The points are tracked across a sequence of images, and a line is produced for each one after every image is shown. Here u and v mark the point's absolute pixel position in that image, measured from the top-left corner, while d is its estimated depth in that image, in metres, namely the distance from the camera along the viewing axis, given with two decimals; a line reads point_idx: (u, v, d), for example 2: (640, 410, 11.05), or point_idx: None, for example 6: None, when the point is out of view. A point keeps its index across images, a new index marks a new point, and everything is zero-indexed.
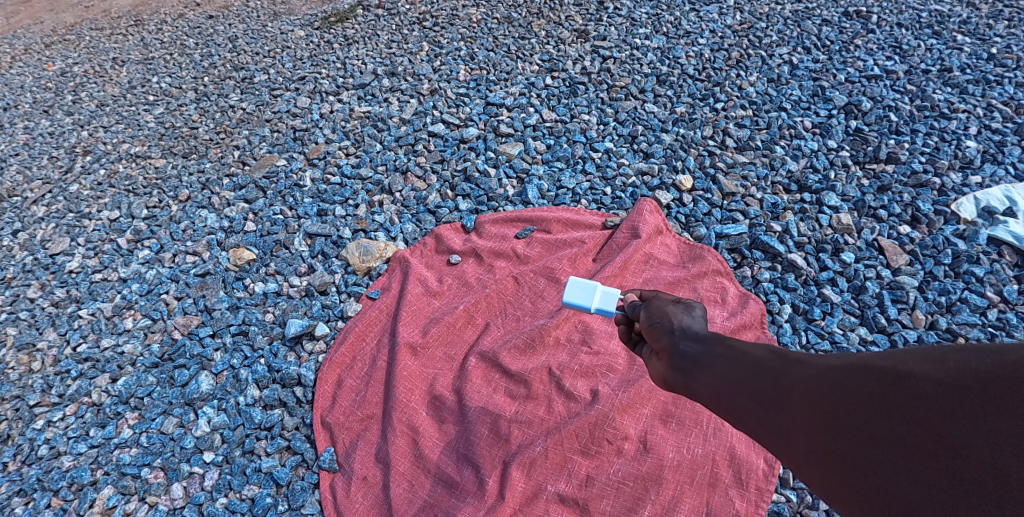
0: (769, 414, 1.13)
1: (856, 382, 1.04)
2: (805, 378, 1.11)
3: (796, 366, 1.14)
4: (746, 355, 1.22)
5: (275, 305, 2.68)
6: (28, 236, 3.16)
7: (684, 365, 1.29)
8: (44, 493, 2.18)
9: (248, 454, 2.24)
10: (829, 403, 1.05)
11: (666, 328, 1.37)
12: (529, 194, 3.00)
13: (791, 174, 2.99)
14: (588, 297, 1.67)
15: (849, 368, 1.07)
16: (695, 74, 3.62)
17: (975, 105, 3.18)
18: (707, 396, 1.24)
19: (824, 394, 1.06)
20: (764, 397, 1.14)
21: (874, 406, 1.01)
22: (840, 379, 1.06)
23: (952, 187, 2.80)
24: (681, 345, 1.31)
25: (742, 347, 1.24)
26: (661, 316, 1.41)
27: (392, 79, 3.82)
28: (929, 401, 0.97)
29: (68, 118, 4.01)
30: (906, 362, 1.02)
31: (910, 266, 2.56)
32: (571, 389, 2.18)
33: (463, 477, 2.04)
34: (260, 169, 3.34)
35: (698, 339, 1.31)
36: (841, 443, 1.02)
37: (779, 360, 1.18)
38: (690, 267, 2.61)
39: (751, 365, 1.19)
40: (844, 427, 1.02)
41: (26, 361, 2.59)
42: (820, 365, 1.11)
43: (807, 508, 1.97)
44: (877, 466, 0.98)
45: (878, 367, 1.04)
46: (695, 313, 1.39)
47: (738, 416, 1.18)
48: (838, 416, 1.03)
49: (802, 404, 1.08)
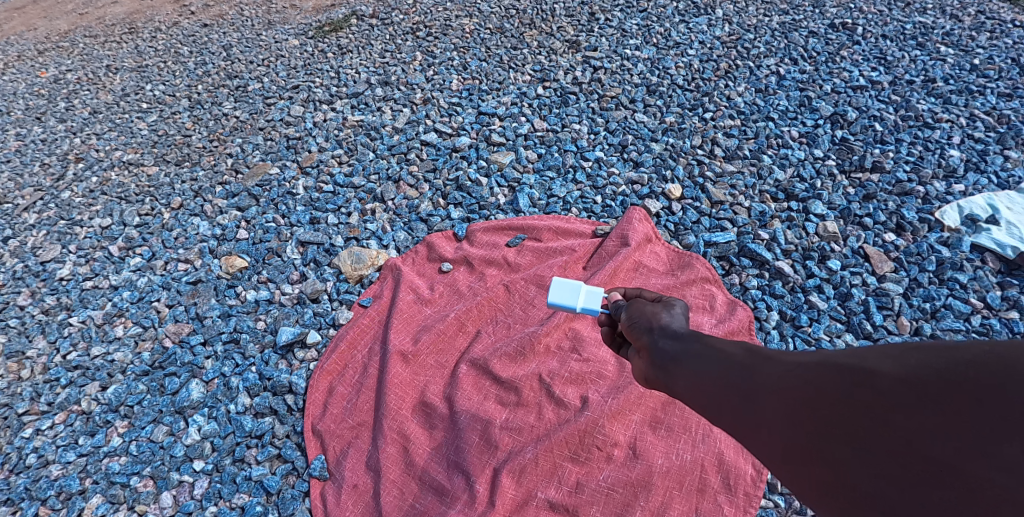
0: (743, 412, 1.13)
1: (823, 379, 1.05)
2: (776, 375, 1.12)
3: (767, 363, 1.15)
4: (720, 352, 1.24)
5: (266, 312, 2.69)
6: (19, 243, 3.15)
7: (662, 362, 1.31)
8: (32, 502, 2.17)
9: (238, 462, 2.24)
10: (799, 400, 1.06)
11: (646, 326, 1.41)
12: (521, 202, 3.03)
13: (778, 183, 3.03)
14: (574, 297, 1.68)
15: (816, 365, 1.08)
16: (685, 84, 3.67)
17: (958, 115, 3.24)
18: (682, 393, 1.26)
19: (793, 393, 1.07)
20: (738, 392, 1.15)
21: (840, 403, 1.02)
22: (808, 376, 1.07)
23: (936, 195, 2.85)
24: (660, 343, 1.34)
25: (718, 344, 1.26)
26: (641, 315, 1.45)
27: (385, 88, 3.85)
28: (892, 397, 0.97)
29: (60, 125, 4.01)
30: (869, 359, 1.03)
31: (895, 273, 2.60)
32: (562, 397, 2.20)
33: (453, 485, 2.05)
34: (253, 177, 3.35)
35: (676, 337, 1.33)
36: (811, 440, 1.03)
37: (752, 356, 1.19)
38: (679, 274, 2.64)
39: (725, 361, 1.21)
40: (813, 425, 1.03)
41: (15, 369, 2.57)
42: (789, 363, 1.12)
43: (795, 513, 2.00)
44: (845, 463, 0.99)
45: (844, 364, 1.05)
46: (674, 311, 1.43)
47: (714, 413, 1.20)
48: (808, 413, 1.04)
49: (774, 402, 1.09)
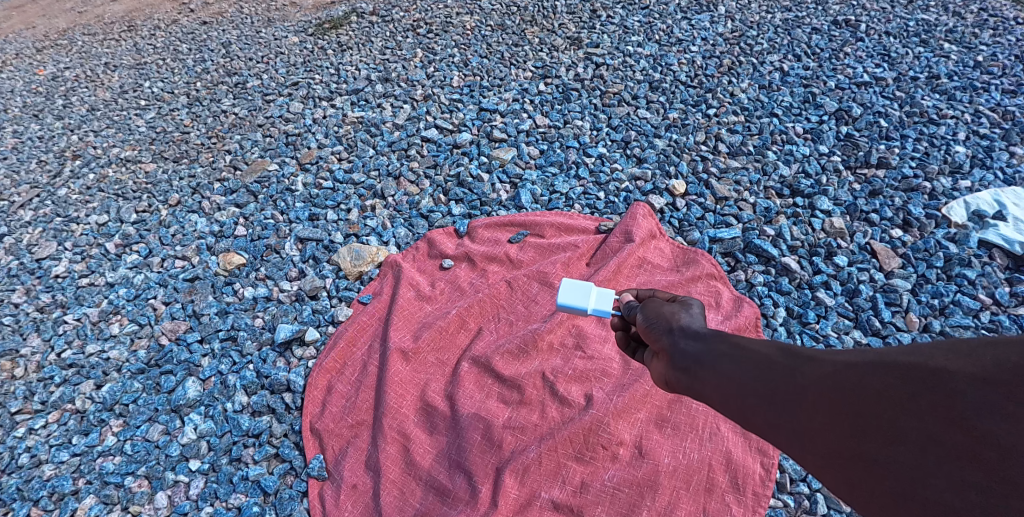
0: (784, 415, 1.08)
1: (880, 381, 1.00)
2: (820, 377, 1.06)
3: (811, 363, 1.09)
4: (751, 353, 1.18)
5: (264, 310, 2.64)
6: (14, 241, 3.11)
7: (685, 365, 1.25)
8: (23, 503, 2.12)
9: (235, 462, 2.19)
10: (851, 402, 1.01)
11: (665, 328, 1.35)
12: (523, 198, 2.99)
13: (783, 179, 2.99)
14: (584, 298, 1.65)
15: (872, 365, 1.02)
16: (688, 80, 3.63)
17: (963, 111, 3.20)
18: (711, 397, 1.20)
19: (845, 393, 1.02)
20: (776, 395, 1.10)
21: (898, 404, 0.97)
22: (863, 377, 1.02)
23: (942, 191, 2.81)
24: (682, 344, 1.28)
25: (746, 343, 1.20)
26: (658, 317, 1.39)
27: (385, 85, 3.81)
28: (961, 400, 0.93)
29: (58, 122, 3.97)
30: (935, 358, 0.98)
31: (902, 270, 2.56)
32: (565, 394, 2.16)
33: (455, 485, 2.01)
34: (252, 174, 3.31)
35: (698, 337, 1.27)
36: (867, 443, 0.99)
37: (790, 358, 1.13)
38: (684, 270, 2.59)
39: (758, 363, 1.15)
40: (867, 426, 0.99)
41: (8, 367, 2.53)
42: (838, 361, 1.06)
43: (805, 513, 1.95)
44: (900, 466, 0.95)
45: (905, 363, 0.99)
46: (693, 312, 1.37)
47: (748, 418, 1.14)
48: (862, 415, 1.00)
49: (822, 403, 1.04)
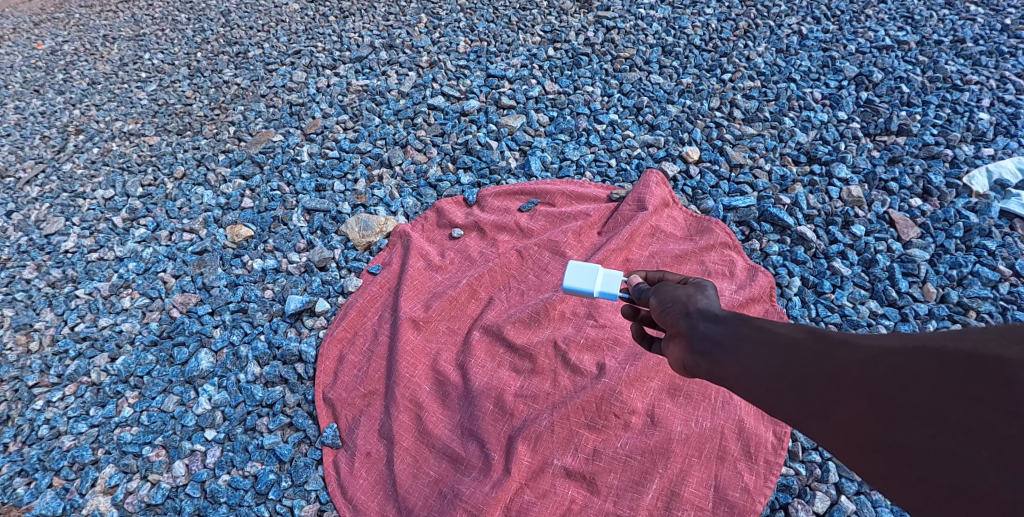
0: (812, 399, 1.07)
1: (924, 366, 0.96)
2: (855, 362, 1.04)
3: (843, 348, 1.07)
4: (775, 337, 1.19)
5: (274, 282, 2.63)
6: (23, 217, 3.11)
7: (704, 348, 1.26)
8: (45, 473, 2.16)
9: (250, 431, 2.22)
10: (887, 391, 0.98)
11: (681, 312, 1.35)
12: (532, 166, 2.94)
13: (800, 146, 2.92)
14: (590, 281, 1.65)
15: (912, 352, 0.98)
16: (702, 44, 3.52)
17: (988, 77, 3.08)
18: (733, 381, 1.21)
19: (881, 380, 0.99)
20: (804, 384, 1.09)
21: (939, 389, 0.93)
22: (900, 365, 0.98)
23: (964, 159, 2.73)
24: (701, 328, 1.29)
25: (770, 327, 1.22)
26: (674, 300, 1.39)
27: (390, 52, 3.73)
28: (1015, 388, 0.86)
29: (59, 97, 3.93)
30: (986, 345, 0.92)
31: (921, 239, 2.50)
32: (577, 363, 2.15)
33: (468, 452, 2.03)
34: (257, 145, 3.26)
35: (717, 321, 1.29)
36: (905, 431, 0.94)
37: (819, 341, 1.12)
38: (697, 240, 2.55)
39: (783, 346, 1.16)
40: (907, 416, 0.95)
41: (23, 341, 2.55)
42: (871, 348, 1.04)
43: (817, 481, 1.94)
44: (944, 457, 0.90)
45: (950, 350, 0.95)
46: (709, 293, 1.37)
47: (772, 405, 1.14)
48: (902, 405, 0.95)
49: (854, 391, 1.02)
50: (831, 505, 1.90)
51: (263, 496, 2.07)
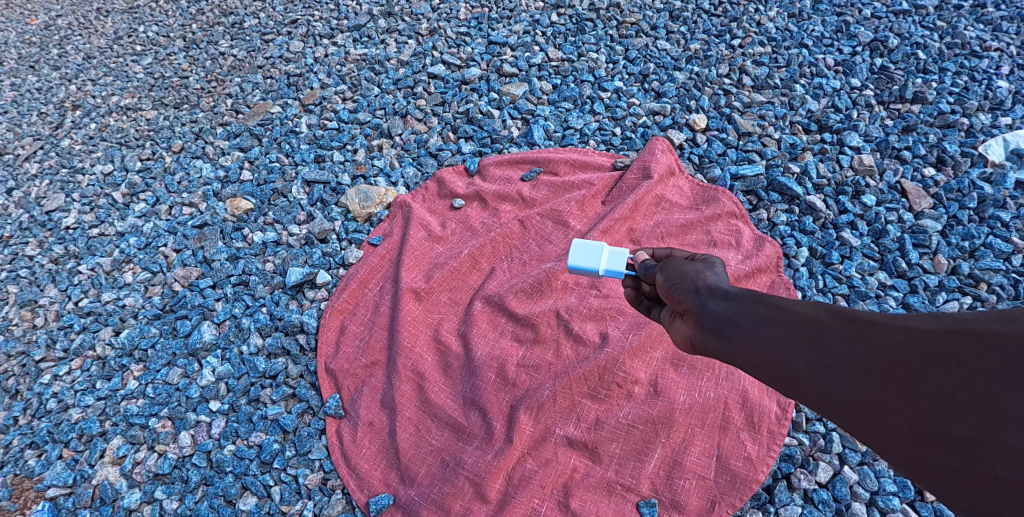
0: (842, 383, 1.05)
1: (965, 350, 0.99)
2: (893, 344, 1.03)
3: (876, 327, 1.06)
4: (795, 314, 1.14)
5: (274, 254, 2.61)
6: (23, 194, 3.09)
7: (715, 326, 1.20)
8: (55, 445, 2.18)
9: (254, 402, 2.23)
10: (929, 377, 0.99)
11: (690, 288, 1.30)
12: (535, 135, 2.90)
13: (810, 113, 2.84)
14: (596, 260, 1.63)
15: (953, 334, 1.01)
16: (711, 8, 3.39)
17: (1009, 43, 2.96)
18: (749, 360, 1.16)
19: (921, 365, 1.00)
20: (835, 365, 1.06)
21: (984, 374, 0.97)
22: (940, 349, 1.00)
23: (981, 128, 2.63)
24: (710, 305, 1.23)
25: (789, 306, 1.16)
26: (682, 277, 1.34)
27: (389, 20, 3.63)
28: None
29: (54, 72, 3.88)
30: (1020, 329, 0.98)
31: (933, 211, 2.43)
32: (580, 333, 2.13)
33: (469, 421, 2.03)
34: (255, 117, 3.22)
35: (727, 298, 1.23)
36: (952, 419, 0.97)
37: (845, 321, 1.09)
38: (703, 209, 2.50)
39: (805, 325, 1.11)
40: (951, 400, 0.97)
41: (28, 317, 2.56)
42: (906, 330, 1.04)
43: (820, 451, 1.93)
44: (993, 446, 0.93)
45: (990, 333, 0.99)
46: (717, 270, 1.33)
47: (796, 387, 1.10)
48: (947, 390, 0.98)
49: (889, 376, 1.02)
50: (833, 476, 1.89)
51: (267, 465, 2.08)
